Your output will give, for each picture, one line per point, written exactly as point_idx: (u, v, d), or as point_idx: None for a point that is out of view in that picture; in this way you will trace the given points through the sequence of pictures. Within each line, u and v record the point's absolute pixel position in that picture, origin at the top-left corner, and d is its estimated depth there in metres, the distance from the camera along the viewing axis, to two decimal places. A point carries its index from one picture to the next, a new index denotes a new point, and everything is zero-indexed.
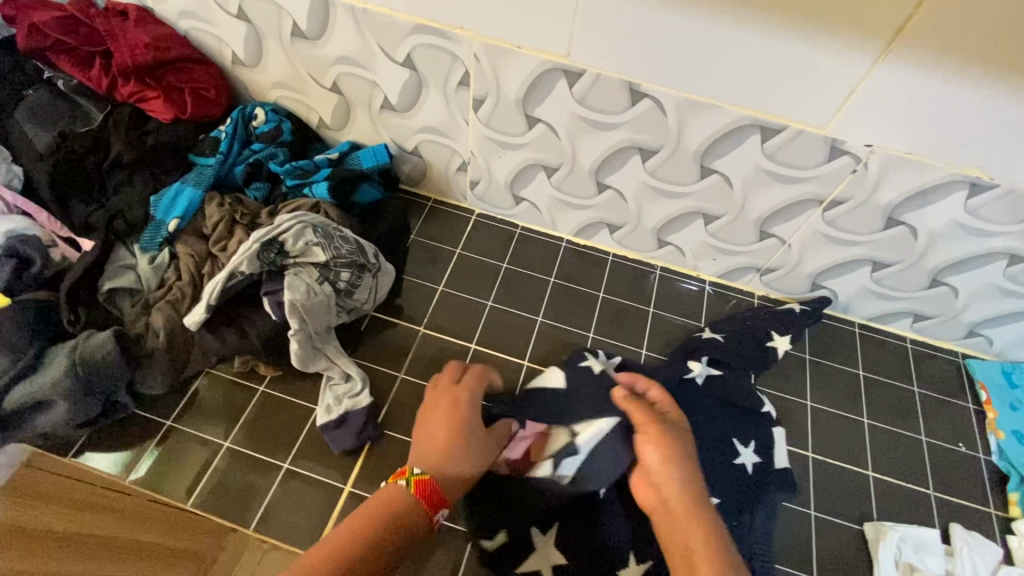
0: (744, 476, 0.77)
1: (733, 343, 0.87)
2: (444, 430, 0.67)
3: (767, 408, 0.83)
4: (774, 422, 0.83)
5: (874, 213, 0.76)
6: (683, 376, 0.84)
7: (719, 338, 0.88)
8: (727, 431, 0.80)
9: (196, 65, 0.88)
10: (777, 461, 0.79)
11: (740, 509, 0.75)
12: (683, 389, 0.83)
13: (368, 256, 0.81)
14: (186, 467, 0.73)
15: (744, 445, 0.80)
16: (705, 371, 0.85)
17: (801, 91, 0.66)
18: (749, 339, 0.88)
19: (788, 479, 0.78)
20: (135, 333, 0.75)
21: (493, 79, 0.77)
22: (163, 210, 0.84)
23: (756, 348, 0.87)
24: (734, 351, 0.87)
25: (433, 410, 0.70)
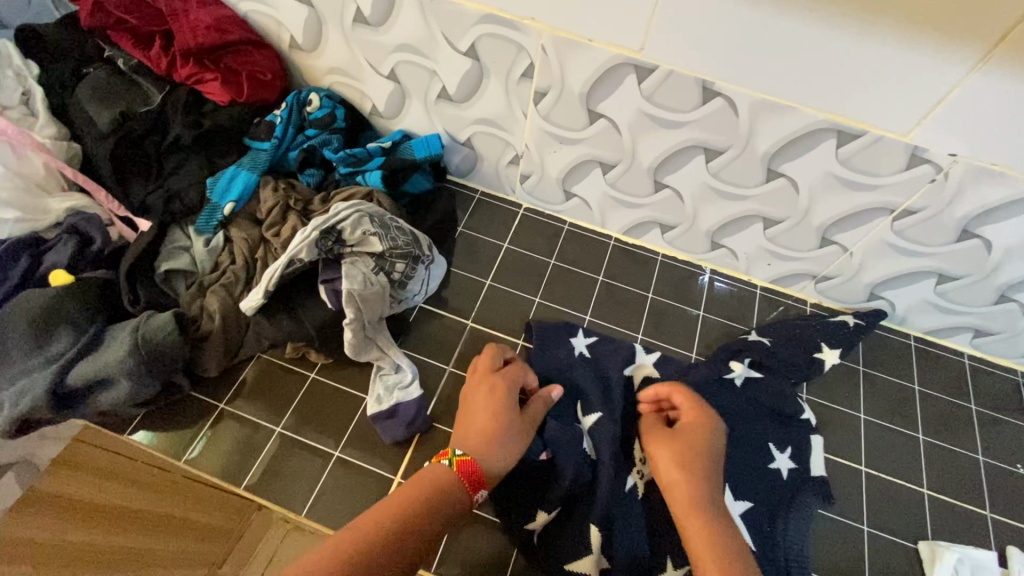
0: (778, 481, 0.76)
1: (783, 348, 0.84)
2: (490, 411, 0.68)
3: (807, 415, 0.81)
4: (813, 429, 0.81)
5: (947, 225, 0.74)
6: (723, 376, 0.82)
7: (766, 342, 0.85)
8: (762, 435, 0.79)
9: (255, 49, 0.88)
10: (813, 468, 0.77)
11: (773, 516, 0.74)
12: (721, 388, 0.81)
13: (422, 247, 0.81)
14: (239, 451, 0.74)
15: (779, 451, 0.78)
16: (744, 373, 0.82)
17: (886, 96, 0.63)
18: (797, 346, 0.84)
19: (823, 488, 0.76)
20: (192, 315, 0.76)
21: (558, 72, 0.75)
22: (219, 193, 0.83)
23: (805, 357, 0.84)
24: (783, 357, 0.84)
25: (473, 396, 0.71)
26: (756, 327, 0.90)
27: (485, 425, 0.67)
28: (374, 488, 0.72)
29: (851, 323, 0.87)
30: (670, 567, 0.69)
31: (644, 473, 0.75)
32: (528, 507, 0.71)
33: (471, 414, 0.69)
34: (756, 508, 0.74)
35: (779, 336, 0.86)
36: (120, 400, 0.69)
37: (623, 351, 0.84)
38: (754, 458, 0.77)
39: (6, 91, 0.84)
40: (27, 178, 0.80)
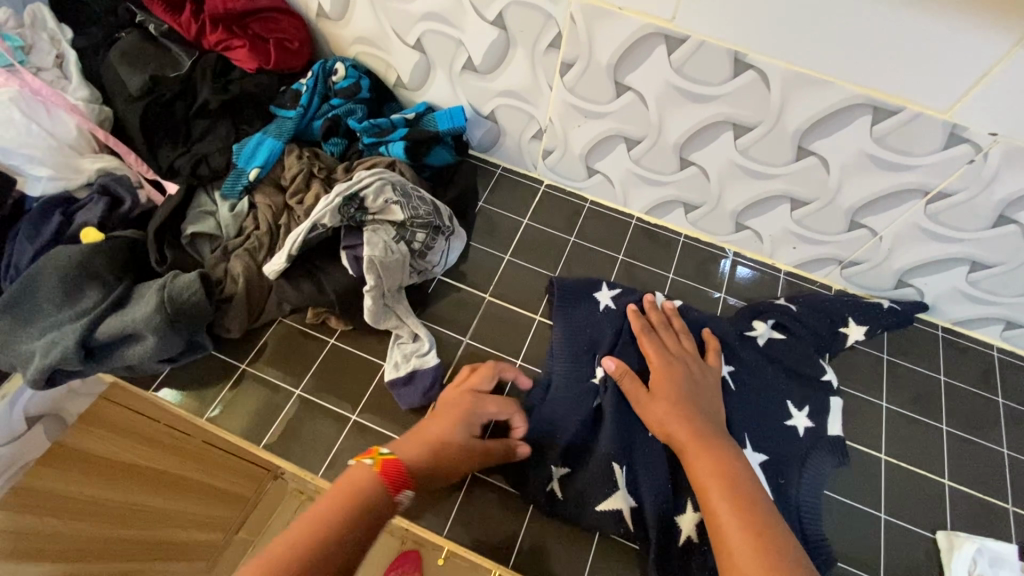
0: (796, 438, 0.77)
1: (809, 315, 0.85)
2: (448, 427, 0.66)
3: (828, 375, 0.82)
4: (833, 390, 0.81)
5: (982, 210, 0.71)
6: (744, 333, 0.84)
7: (791, 306, 0.86)
8: (780, 392, 0.80)
9: (282, 16, 0.88)
10: (830, 428, 0.78)
11: (787, 469, 0.74)
12: (744, 344, 0.83)
13: (442, 219, 0.80)
14: (259, 411, 0.75)
15: (797, 409, 0.79)
16: (768, 333, 0.84)
17: (925, 71, 0.61)
18: (825, 317, 0.85)
19: (839, 446, 0.76)
20: (216, 278, 0.77)
21: (586, 43, 0.74)
22: (244, 158, 0.84)
23: (829, 327, 0.84)
24: (806, 323, 0.84)
25: (444, 404, 0.69)
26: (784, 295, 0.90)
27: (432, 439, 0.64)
28: None
29: (886, 306, 0.87)
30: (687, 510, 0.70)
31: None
32: (543, 476, 0.72)
33: (430, 419, 0.67)
34: (772, 460, 0.75)
35: (807, 303, 0.86)
36: (145, 356, 0.70)
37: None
38: (770, 439, 0.76)
39: (41, 53, 0.86)
40: (60, 137, 0.81)
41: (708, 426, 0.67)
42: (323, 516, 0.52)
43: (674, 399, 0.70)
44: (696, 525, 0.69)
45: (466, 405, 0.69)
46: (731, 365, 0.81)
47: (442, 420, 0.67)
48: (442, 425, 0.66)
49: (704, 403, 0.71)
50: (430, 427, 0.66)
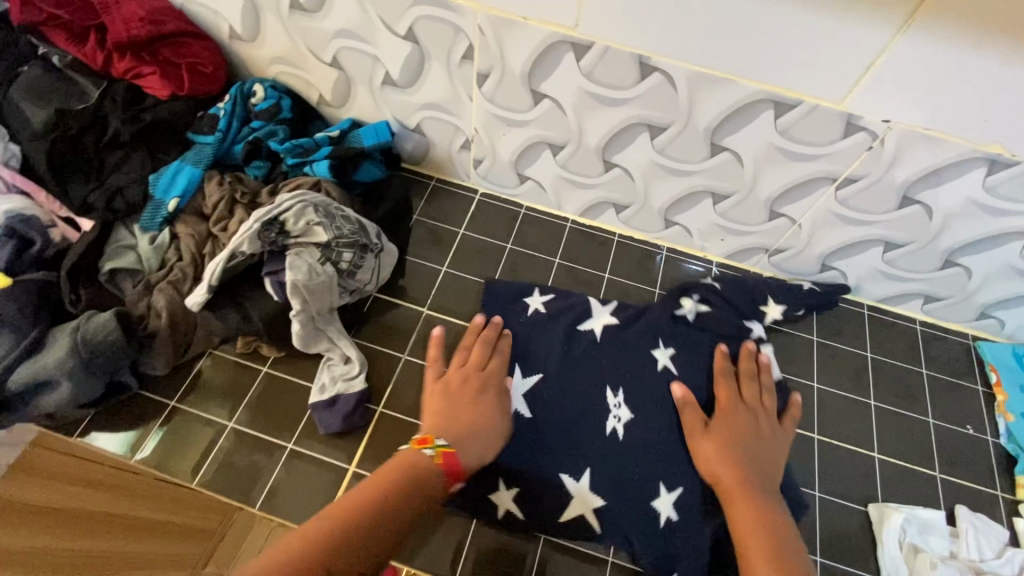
0: None
1: (732, 291, 0.88)
2: (471, 409, 0.73)
3: (756, 332, 0.85)
4: (763, 343, 0.85)
5: (888, 192, 0.74)
6: (674, 314, 0.85)
7: (717, 284, 0.89)
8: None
9: (193, 39, 0.86)
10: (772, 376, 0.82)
11: None
12: (675, 325, 0.84)
13: (370, 236, 0.79)
14: (192, 447, 0.73)
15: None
16: (695, 309, 0.86)
17: (816, 66, 0.64)
18: (746, 292, 0.89)
19: (783, 391, 0.82)
20: (138, 313, 0.75)
21: (498, 53, 0.74)
22: (162, 189, 0.82)
23: (750, 304, 0.88)
24: (728, 298, 0.87)
25: (464, 389, 0.74)
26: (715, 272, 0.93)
27: (471, 417, 0.72)
28: (328, 479, 0.72)
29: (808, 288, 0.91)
30: (663, 491, 0.73)
31: (620, 416, 0.78)
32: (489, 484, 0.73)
33: (461, 407, 0.72)
34: None
35: (731, 283, 0.90)
36: (61, 402, 0.68)
37: (581, 333, 0.84)
38: None
39: None
40: None
41: (757, 493, 0.67)
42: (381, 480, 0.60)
43: (724, 443, 0.72)
44: (674, 506, 0.72)
45: (471, 378, 0.76)
46: (671, 348, 0.82)
47: (462, 406, 0.73)
48: (466, 412, 0.72)
49: (757, 470, 0.70)
50: (458, 413, 0.72)
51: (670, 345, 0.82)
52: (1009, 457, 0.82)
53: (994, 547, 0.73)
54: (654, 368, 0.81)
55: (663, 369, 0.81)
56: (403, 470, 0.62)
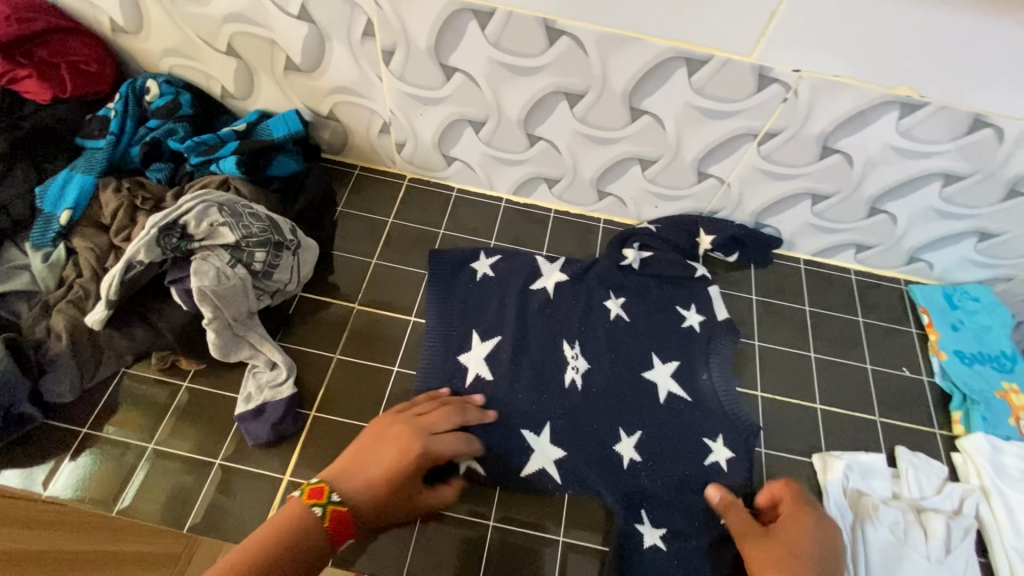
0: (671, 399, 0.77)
1: (669, 229, 0.88)
2: (390, 465, 0.62)
3: (700, 271, 0.87)
4: (708, 281, 0.87)
5: (809, 143, 0.74)
6: (620, 264, 0.86)
7: (653, 227, 0.89)
8: (647, 347, 0.81)
9: (71, 37, 0.80)
10: (719, 315, 0.84)
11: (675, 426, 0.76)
12: (623, 275, 0.86)
13: (284, 233, 0.75)
14: (112, 474, 0.68)
15: (687, 309, 0.84)
16: (638, 257, 0.87)
17: (721, 16, 0.62)
18: (683, 230, 0.88)
19: (731, 326, 0.83)
20: (34, 339, 0.69)
21: (399, 27, 0.70)
22: (50, 201, 0.76)
23: (688, 239, 0.88)
24: (666, 239, 0.88)
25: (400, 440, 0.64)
26: (647, 215, 0.92)
27: (378, 474, 0.61)
28: (262, 492, 0.68)
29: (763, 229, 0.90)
30: (624, 436, 0.75)
31: (579, 366, 0.79)
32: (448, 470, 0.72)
33: (364, 465, 0.61)
34: (660, 417, 0.76)
35: (667, 221, 0.89)
36: None
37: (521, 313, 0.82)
38: (649, 401, 0.77)
39: None
40: None
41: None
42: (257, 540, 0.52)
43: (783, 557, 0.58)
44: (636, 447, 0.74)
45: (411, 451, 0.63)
46: (622, 298, 0.85)
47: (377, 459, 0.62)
48: (371, 471, 0.61)
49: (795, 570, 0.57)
50: (369, 468, 0.61)
51: (620, 295, 0.85)
52: (945, 394, 0.85)
53: (933, 483, 0.75)
54: (608, 318, 0.83)
55: (616, 318, 0.83)
56: (286, 533, 0.54)
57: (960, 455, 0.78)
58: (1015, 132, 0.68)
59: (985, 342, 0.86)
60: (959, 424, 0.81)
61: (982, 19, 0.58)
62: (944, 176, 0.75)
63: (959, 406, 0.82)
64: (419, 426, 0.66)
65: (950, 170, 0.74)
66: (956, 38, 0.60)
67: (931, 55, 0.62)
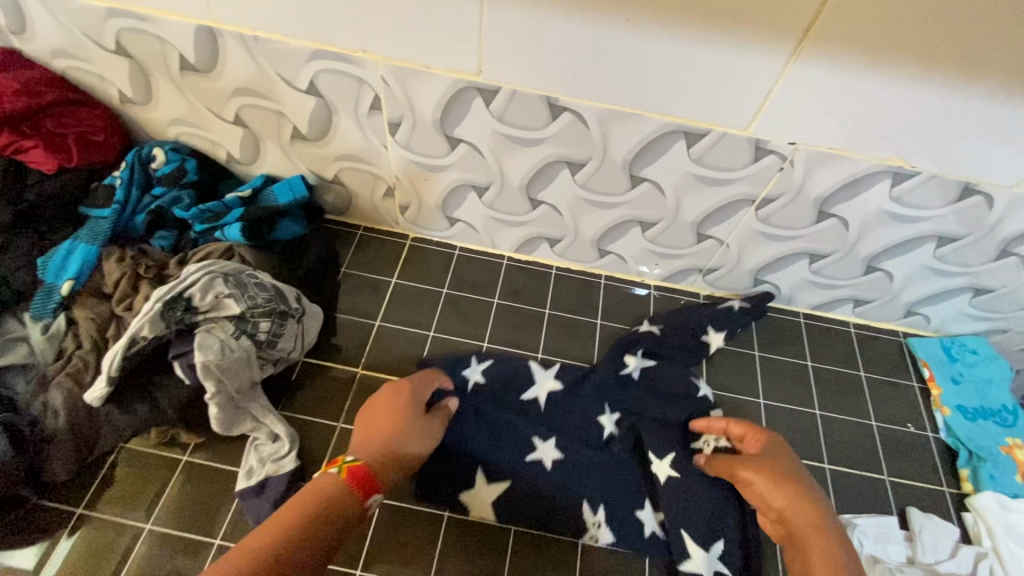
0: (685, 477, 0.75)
1: (672, 334, 0.87)
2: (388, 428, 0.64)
3: (705, 392, 0.83)
4: (712, 405, 0.83)
5: (806, 207, 0.76)
6: (620, 373, 0.83)
7: (655, 329, 0.88)
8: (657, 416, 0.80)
9: (77, 108, 0.80)
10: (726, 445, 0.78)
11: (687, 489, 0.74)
12: (621, 386, 0.82)
13: (288, 301, 0.74)
14: (106, 558, 0.66)
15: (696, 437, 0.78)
16: (639, 365, 0.84)
17: (719, 95, 0.64)
18: (684, 329, 0.88)
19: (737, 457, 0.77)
20: (32, 416, 0.68)
21: (406, 103, 0.72)
22: (53, 272, 0.75)
23: (693, 340, 0.88)
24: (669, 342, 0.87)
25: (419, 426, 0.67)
26: (648, 271, 0.93)
27: (384, 426, 0.64)
28: None
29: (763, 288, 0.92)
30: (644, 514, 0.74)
31: (594, 461, 0.76)
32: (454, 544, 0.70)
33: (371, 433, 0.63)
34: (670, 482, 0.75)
35: (670, 321, 0.89)
36: None
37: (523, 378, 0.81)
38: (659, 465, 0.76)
39: None
40: None
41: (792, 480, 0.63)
42: (296, 509, 0.51)
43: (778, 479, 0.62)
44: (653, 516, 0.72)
45: (406, 406, 0.67)
46: (617, 412, 0.81)
47: (381, 427, 0.64)
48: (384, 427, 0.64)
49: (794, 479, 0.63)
50: (374, 426, 0.64)
51: (615, 409, 0.81)
52: (952, 450, 0.84)
53: (947, 546, 0.74)
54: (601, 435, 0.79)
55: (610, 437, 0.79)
56: (323, 499, 0.53)
57: (971, 515, 0.78)
58: (1005, 199, 0.70)
59: (985, 396, 0.87)
60: (968, 482, 0.81)
61: (968, 99, 0.60)
62: (937, 238, 0.77)
63: (966, 463, 0.82)
64: (410, 389, 0.69)
65: (944, 232, 0.76)
66: (945, 115, 0.62)
67: (919, 131, 0.64)
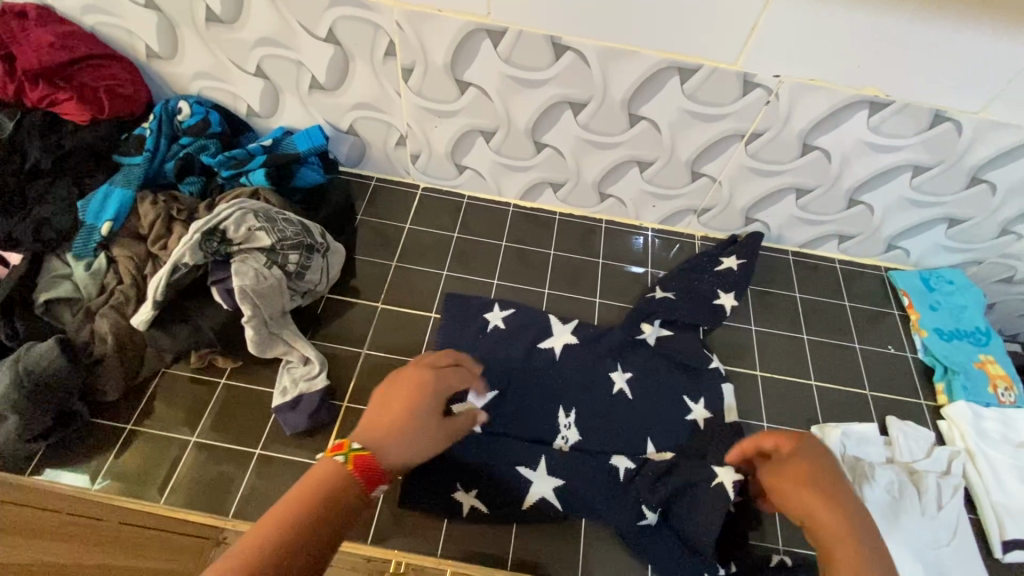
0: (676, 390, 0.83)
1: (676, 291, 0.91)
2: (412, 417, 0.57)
3: (715, 364, 0.86)
4: (723, 378, 0.85)
5: (790, 141, 0.82)
6: (635, 338, 0.87)
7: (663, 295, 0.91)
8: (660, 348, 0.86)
9: (108, 61, 0.86)
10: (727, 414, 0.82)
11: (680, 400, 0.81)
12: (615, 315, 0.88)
13: (314, 237, 0.81)
14: (157, 467, 0.72)
15: (694, 402, 0.82)
16: (655, 334, 0.88)
17: (708, 29, 0.70)
18: (697, 296, 0.91)
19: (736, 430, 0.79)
20: (82, 341, 0.73)
21: (419, 46, 0.78)
22: (93, 214, 0.80)
23: (697, 297, 0.91)
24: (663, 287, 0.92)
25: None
26: (644, 213, 0.99)
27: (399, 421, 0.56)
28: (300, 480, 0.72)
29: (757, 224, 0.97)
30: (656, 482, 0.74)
31: (569, 436, 0.78)
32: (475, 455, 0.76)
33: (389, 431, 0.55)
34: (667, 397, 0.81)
35: (680, 288, 0.92)
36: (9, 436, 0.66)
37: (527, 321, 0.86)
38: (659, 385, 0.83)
39: None
40: None
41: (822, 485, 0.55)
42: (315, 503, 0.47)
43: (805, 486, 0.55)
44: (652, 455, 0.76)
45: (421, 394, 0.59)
46: (628, 371, 0.84)
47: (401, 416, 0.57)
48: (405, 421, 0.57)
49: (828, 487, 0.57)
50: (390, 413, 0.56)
51: (626, 368, 0.84)
52: (928, 368, 0.92)
53: (923, 447, 0.81)
54: (610, 390, 0.82)
55: (619, 391, 0.82)
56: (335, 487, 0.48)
57: (945, 422, 0.85)
58: (972, 125, 0.76)
59: (961, 320, 0.93)
60: (943, 394, 0.88)
61: (933, 26, 0.67)
62: (913, 168, 0.83)
63: (941, 378, 0.89)
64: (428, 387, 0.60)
65: (918, 161, 0.82)
66: (913, 43, 0.68)
67: (890, 60, 0.70)
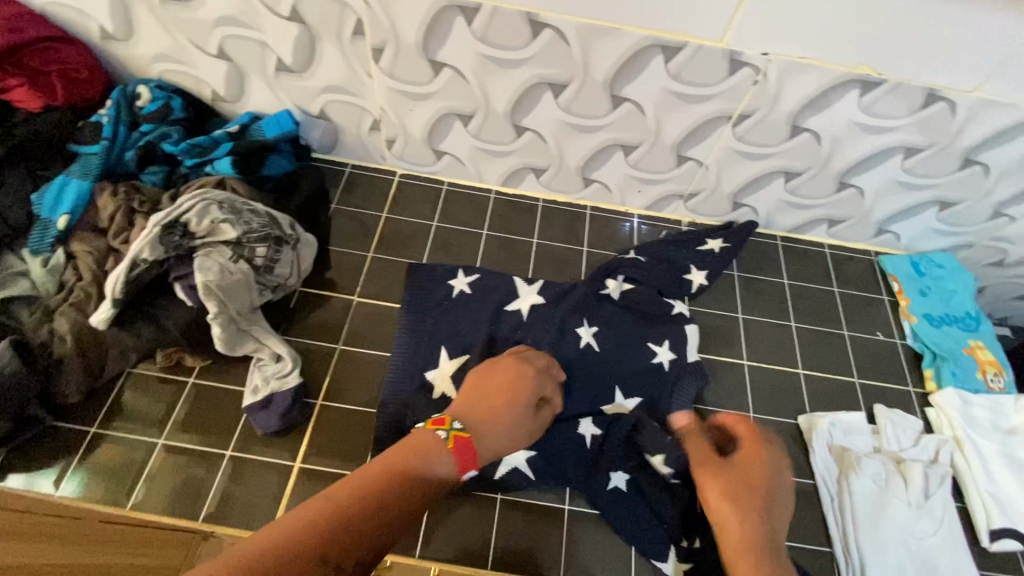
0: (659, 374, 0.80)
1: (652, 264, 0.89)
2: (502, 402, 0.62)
3: (677, 310, 0.86)
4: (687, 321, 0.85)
5: (779, 123, 0.79)
6: (600, 293, 0.86)
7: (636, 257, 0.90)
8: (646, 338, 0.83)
9: (60, 44, 0.80)
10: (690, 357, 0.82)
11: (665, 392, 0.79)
12: (599, 303, 0.85)
13: (283, 228, 0.78)
14: (123, 472, 0.69)
15: (658, 346, 0.82)
16: (619, 288, 0.87)
17: (691, 5, 0.67)
18: (668, 264, 0.90)
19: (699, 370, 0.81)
20: (40, 342, 0.70)
21: (388, 24, 0.73)
22: (48, 207, 0.77)
23: (672, 272, 0.89)
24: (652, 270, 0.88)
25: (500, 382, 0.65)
26: (630, 199, 0.96)
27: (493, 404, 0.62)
28: (273, 481, 0.69)
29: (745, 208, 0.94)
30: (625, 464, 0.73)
31: None
32: None
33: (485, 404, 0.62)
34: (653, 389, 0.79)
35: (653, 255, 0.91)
36: None
37: (509, 314, 0.82)
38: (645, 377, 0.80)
39: None
40: None
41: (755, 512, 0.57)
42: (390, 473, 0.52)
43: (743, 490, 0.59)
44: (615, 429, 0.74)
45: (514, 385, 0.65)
46: (594, 326, 0.83)
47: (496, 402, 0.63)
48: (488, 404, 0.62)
49: (771, 514, 0.58)
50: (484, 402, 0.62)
51: (592, 323, 0.82)
52: (918, 355, 0.90)
53: (910, 436, 0.80)
54: (578, 345, 0.80)
55: (587, 345, 0.80)
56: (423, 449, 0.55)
57: (933, 410, 0.84)
58: (966, 104, 0.73)
59: (951, 304, 0.92)
60: (931, 381, 0.86)
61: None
62: (904, 149, 0.80)
63: (930, 364, 0.88)
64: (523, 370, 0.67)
65: (910, 142, 0.79)
66: (904, 18, 0.65)
67: (881, 36, 0.67)
